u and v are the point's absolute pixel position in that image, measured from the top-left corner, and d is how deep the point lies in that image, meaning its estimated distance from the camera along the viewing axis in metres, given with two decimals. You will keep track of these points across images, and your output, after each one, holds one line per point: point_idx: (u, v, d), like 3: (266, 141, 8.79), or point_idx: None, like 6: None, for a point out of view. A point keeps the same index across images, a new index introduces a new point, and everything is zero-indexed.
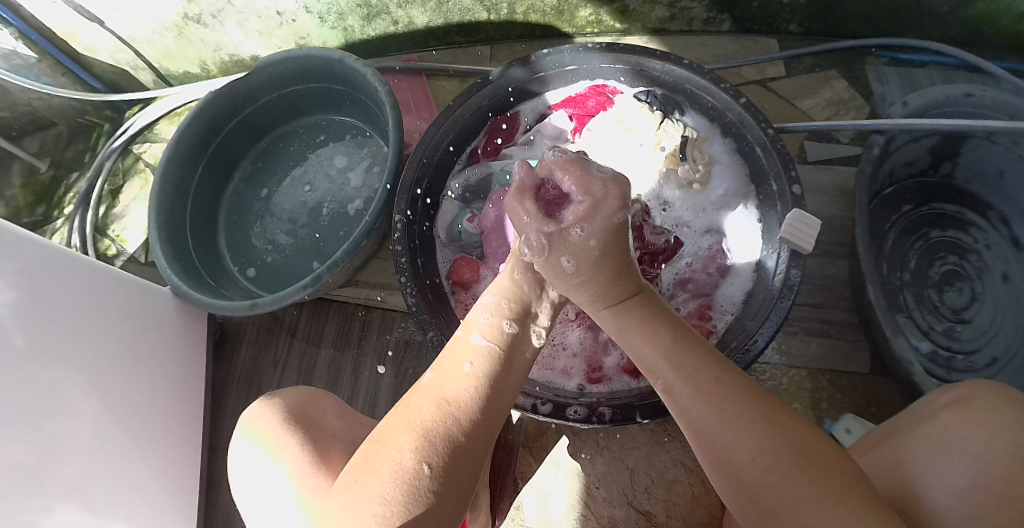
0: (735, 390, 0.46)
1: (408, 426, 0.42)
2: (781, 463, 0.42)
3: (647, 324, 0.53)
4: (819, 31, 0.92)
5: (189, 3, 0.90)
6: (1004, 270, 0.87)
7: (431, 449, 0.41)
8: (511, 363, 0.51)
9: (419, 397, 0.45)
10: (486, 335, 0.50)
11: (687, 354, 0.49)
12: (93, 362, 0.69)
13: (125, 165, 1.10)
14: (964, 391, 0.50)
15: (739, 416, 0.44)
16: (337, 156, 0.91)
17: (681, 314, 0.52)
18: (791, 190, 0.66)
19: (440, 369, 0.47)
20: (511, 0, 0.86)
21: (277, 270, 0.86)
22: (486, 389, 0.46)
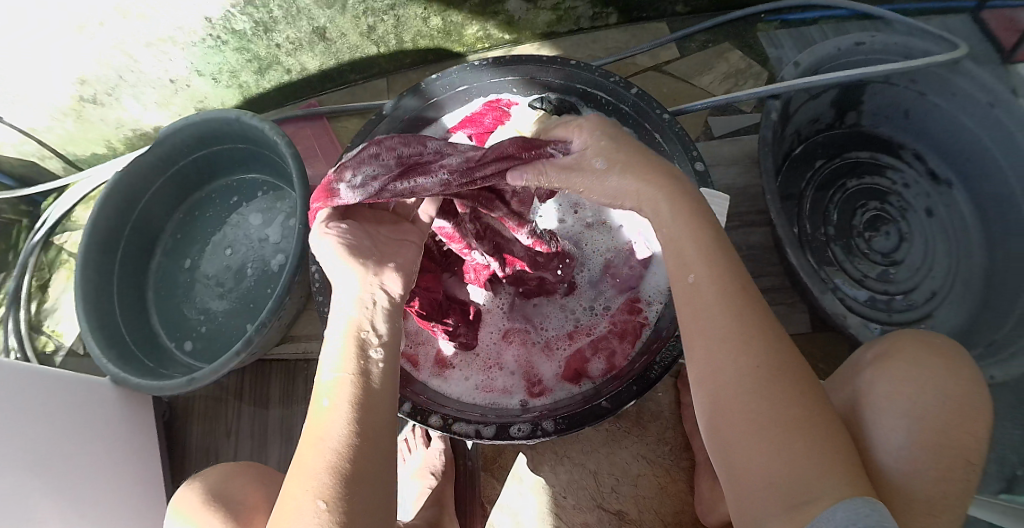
0: (755, 329, 0.41)
1: (298, 474, 0.38)
2: (773, 406, 0.38)
3: (684, 248, 0.46)
4: (705, 8, 0.94)
5: (82, 85, 0.88)
6: (927, 205, 0.90)
7: (324, 484, 0.37)
8: (376, 381, 0.43)
9: (300, 444, 0.40)
10: (341, 363, 0.44)
11: (717, 289, 0.43)
12: (42, 464, 0.66)
13: (48, 257, 1.07)
14: (892, 344, 0.52)
15: (745, 364, 0.40)
16: (254, 214, 0.90)
17: (710, 261, 0.44)
18: (696, 167, 0.68)
19: (312, 410, 0.42)
20: (397, 30, 0.86)
21: (213, 339, 0.85)
22: (355, 417, 0.40)
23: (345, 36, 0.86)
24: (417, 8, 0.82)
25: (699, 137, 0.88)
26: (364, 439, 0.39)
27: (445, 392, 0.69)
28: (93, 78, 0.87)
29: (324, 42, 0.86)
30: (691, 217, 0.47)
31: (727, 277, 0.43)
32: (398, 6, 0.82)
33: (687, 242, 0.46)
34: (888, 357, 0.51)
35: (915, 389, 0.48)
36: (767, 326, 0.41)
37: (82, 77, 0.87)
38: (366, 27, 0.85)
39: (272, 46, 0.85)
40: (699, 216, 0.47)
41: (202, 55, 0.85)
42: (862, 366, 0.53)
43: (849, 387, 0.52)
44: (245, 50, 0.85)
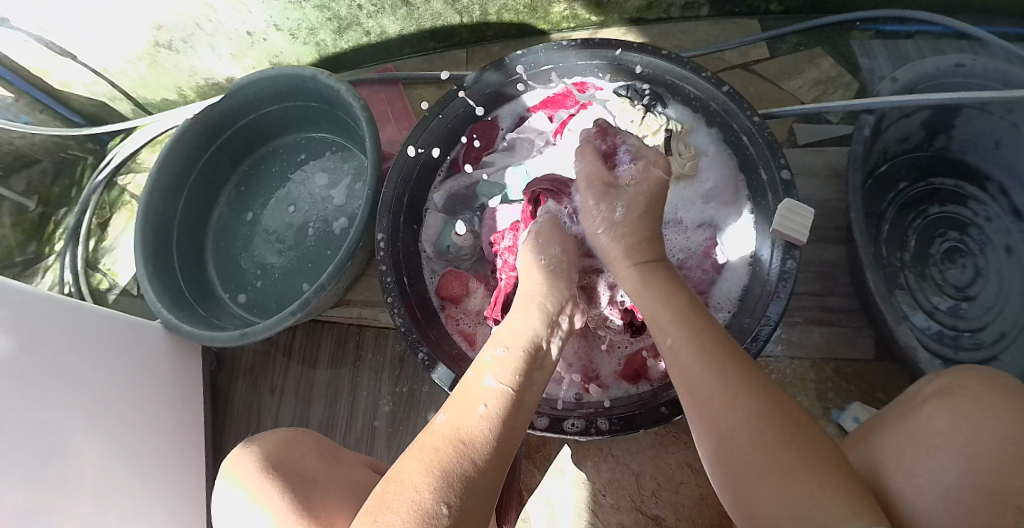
0: (730, 378, 0.43)
1: (420, 457, 0.41)
2: (763, 428, 0.39)
3: (656, 314, 0.52)
4: (801, 8, 0.89)
5: (158, 31, 0.89)
6: (1007, 242, 0.85)
7: (450, 489, 0.39)
8: (521, 403, 0.49)
9: (431, 435, 0.44)
10: (499, 376, 0.49)
11: (697, 341, 0.47)
12: (88, 402, 0.68)
13: (111, 197, 1.09)
14: (954, 381, 0.47)
15: (740, 402, 0.41)
16: (318, 173, 0.90)
17: (686, 324, 0.49)
18: (781, 176, 0.64)
19: (453, 408, 0.46)
20: (482, 2, 0.84)
21: (268, 294, 0.85)
22: (499, 429, 0.45)
23: (428, 2, 0.84)
24: None
25: (783, 142, 0.85)
26: (491, 449, 0.43)
27: None
28: (169, 25, 0.88)
29: (407, 7, 0.85)
30: (668, 288, 0.53)
31: (704, 336, 0.47)
32: None
33: (665, 317, 0.51)
34: (950, 390, 0.46)
35: (972, 429, 0.43)
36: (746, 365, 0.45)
37: (158, 23, 0.87)
38: None
39: (353, 6, 0.84)
40: (701, 315, 0.49)
41: (281, 10, 0.85)
42: (923, 398, 0.49)
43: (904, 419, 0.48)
44: (325, 8, 0.84)
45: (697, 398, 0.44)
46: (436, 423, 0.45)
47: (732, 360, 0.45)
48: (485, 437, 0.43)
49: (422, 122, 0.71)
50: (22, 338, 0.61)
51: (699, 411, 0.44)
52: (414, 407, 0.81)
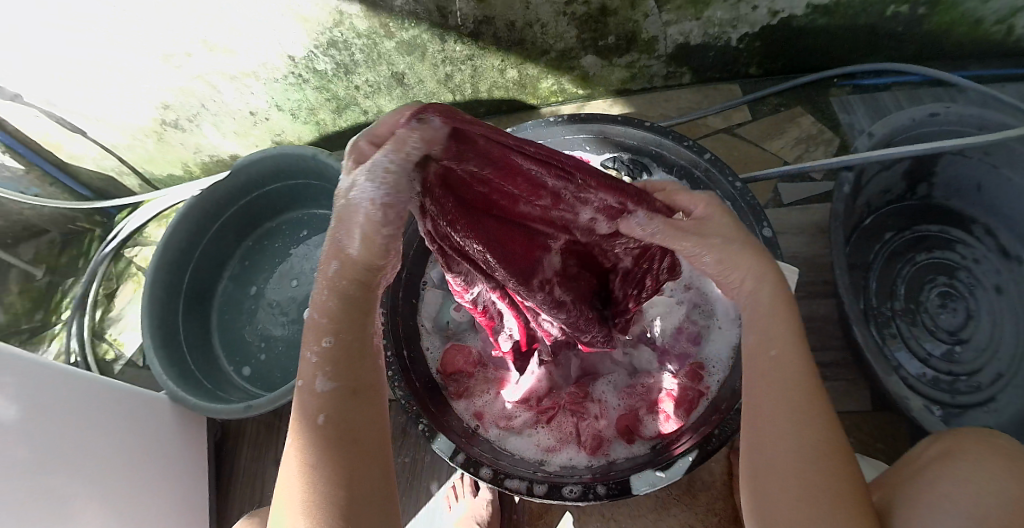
0: (813, 418, 0.42)
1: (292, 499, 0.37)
2: (822, 493, 0.39)
3: (762, 350, 0.46)
4: (779, 70, 0.95)
5: (165, 110, 0.93)
6: (997, 282, 0.87)
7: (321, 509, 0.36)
8: (369, 379, 0.42)
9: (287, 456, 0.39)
10: (325, 377, 0.40)
11: (787, 398, 0.43)
12: (92, 468, 0.68)
13: (118, 269, 1.12)
14: (954, 444, 0.48)
15: (813, 466, 0.40)
16: (321, 248, 0.93)
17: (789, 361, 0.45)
18: (763, 233, 0.67)
19: (293, 427, 0.40)
20: (473, 80, 0.89)
21: (272, 366, 0.87)
22: (351, 420, 0.39)
23: (423, 82, 0.89)
24: (494, 60, 0.85)
25: (768, 202, 0.89)
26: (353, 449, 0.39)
27: (505, 446, 0.70)
28: (176, 104, 0.92)
29: (401, 87, 0.90)
30: (794, 341, 0.46)
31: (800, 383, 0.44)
32: (478, 57, 0.85)
33: (769, 327, 0.47)
34: (953, 452, 0.47)
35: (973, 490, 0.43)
36: (815, 403, 0.43)
37: (164, 102, 0.91)
38: (444, 75, 0.88)
39: (351, 88, 0.89)
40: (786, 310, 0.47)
41: (282, 91, 0.89)
42: (922, 464, 0.49)
43: (909, 482, 0.47)
44: (324, 89, 0.89)
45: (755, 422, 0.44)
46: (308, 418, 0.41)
47: (809, 397, 0.43)
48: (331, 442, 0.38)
49: (412, 219, 0.75)
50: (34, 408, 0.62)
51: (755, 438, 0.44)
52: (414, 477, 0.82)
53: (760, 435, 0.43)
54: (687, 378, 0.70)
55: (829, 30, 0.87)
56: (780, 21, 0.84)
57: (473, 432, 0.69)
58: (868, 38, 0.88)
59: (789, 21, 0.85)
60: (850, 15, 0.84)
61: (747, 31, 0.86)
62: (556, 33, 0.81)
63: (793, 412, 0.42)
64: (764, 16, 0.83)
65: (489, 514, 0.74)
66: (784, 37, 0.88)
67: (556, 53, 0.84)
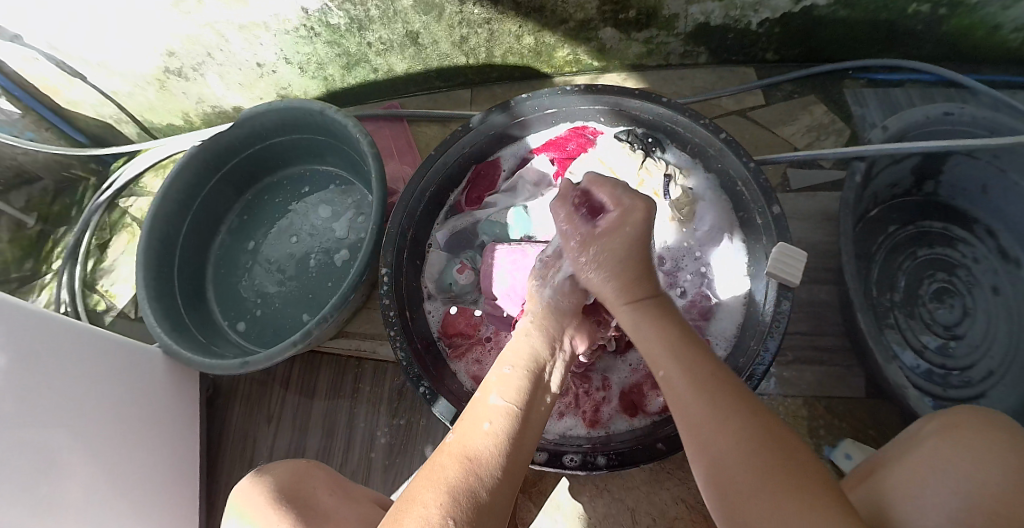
0: (738, 413, 0.43)
1: (431, 477, 0.43)
2: (755, 451, 0.40)
3: (656, 355, 0.50)
4: (795, 58, 0.95)
5: (170, 58, 0.91)
6: (994, 282, 0.88)
7: (455, 505, 0.40)
8: (529, 426, 0.50)
9: (442, 455, 0.45)
10: (502, 394, 0.50)
11: (689, 373, 0.47)
12: (76, 420, 0.66)
13: (111, 218, 1.10)
14: (956, 419, 0.48)
15: (749, 420, 0.42)
16: (322, 205, 0.91)
17: (679, 357, 0.49)
18: (772, 211, 0.66)
19: (462, 427, 0.48)
20: (488, 44, 0.88)
21: (267, 321, 0.86)
22: (506, 446, 0.46)
23: (437, 43, 0.88)
24: (512, 25, 0.84)
25: (776, 187, 0.89)
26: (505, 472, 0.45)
27: None
28: (181, 52, 0.90)
29: (415, 46, 0.88)
30: (659, 326, 0.52)
31: (696, 367, 0.47)
32: (495, 21, 0.83)
33: (660, 349, 0.50)
34: (953, 429, 0.47)
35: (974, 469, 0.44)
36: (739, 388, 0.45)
37: (170, 50, 0.89)
38: (459, 37, 0.86)
39: (363, 44, 0.88)
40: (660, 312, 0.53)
41: (293, 44, 0.88)
42: (922, 436, 0.49)
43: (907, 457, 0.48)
44: (336, 44, 0.88)
45: (686, 420, 0.45)
46: (463, 418, 0.49)
47: (723, 389, 0.45)
48: (491, 454, 0.45)
49: (417, 177, 0.73)
50: (18, 356, 0.61)
51: (693, 444, 0.44)
52: (409, 439, 0.84)
53: (698, 442, 0.43)
54: None
55: (849, 22, 0.86)
56: (802, 9, 0.83)
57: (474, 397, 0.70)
58: (887, 32, 0.88)
59: (809, 10, 0.84)
60: (871, 10, 0.83)
61: (767, 16, 0.85)
62: (576, 2, 0.79)
63: (712, 408, 0.44)
64: (785, 1, 0.82)
65: None
66: (803, 24, 0.87)
67: (574, 23, 0.83)
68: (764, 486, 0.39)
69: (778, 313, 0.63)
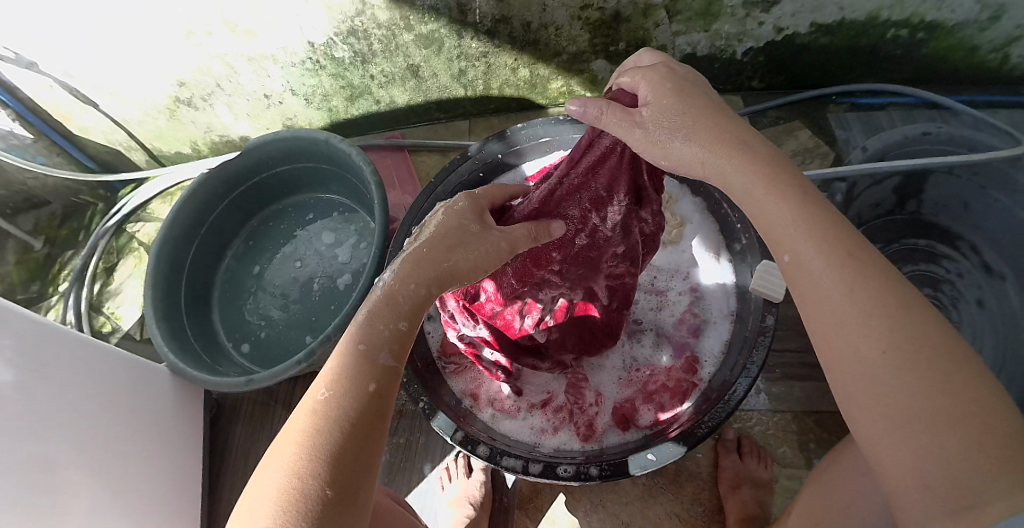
0: (884, 312, 0.39)
1: (296, 442, 0.41)
2: (916, 394, 0.36)
3: (773, 227, 0.46)
4: (780, 85, 0.99)
5: (180, 87, 0.94)
6: (979, 297, 0.91)
7: (308, 465, 0.39)
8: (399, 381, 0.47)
9: (301, 414, 0.43)
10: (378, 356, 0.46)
11: (831, 255, 0.41)
12: (82, 436, 0.69)
13: (118, 243, 1.12)
14: None
15: (928, 364, 0.36)
16: (325, 232, 0.95)
17: (816, 235, 0.43)
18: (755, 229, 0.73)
19: (329, 384, 0.44)
20: (486, 77, 0.92)
21: (271, 344, 0.89)
22: (374, 407, 0.43)
23: (436, 76, 0.91)
24: (508, 58, 0.88)
25: None
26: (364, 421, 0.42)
27: (500, 428, 0.73)
28: (191, 82, 0.93)
29: (416, 79, 0.92)
30: (799, 205, 0.45)
31: (837, 250, 0.42)
32: (492, 55, 0.87)
33: (794, 231, 0.44)
34: None
35: None
36: (904, 312, 0.38)
37: (180, 80, 0.93)
38: (458, 70, 0.90)
39: (366, 77, 0.91)
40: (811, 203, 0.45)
41: (298, 76, 0.91)
42: None
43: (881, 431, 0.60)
44: (340, 77, 0.92)
45: (825, 334, 0.41)
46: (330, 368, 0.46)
47: (870, 277, 0.40)
48: (353, 414, 0.42)
49: (420, 201, 0.76)
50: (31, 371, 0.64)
51: (827, 356, 0.41)
52: (411, 456, 0.86)
53: (836, 369, 0.40)
54: (681, 370, 0.75)
55: (830, 49, 0.91)
56: (784, 38, 0.88)
57: (470, 413, 0.73)
58: (867, 59, 0.92)
59: (793, 40, 0.89)
60: (851, 37, 0.88)
61: (752, 45, 0.89)
62: (569, 36, 0.83)
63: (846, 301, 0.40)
64: (769, 31, 0.86)
65: (481, 494, 0.78)
66: (787, 53, 0.91)
67: (567, 56, 0.87)
68: (910, 403, 0.36)
69: (765, 315, 0.67)
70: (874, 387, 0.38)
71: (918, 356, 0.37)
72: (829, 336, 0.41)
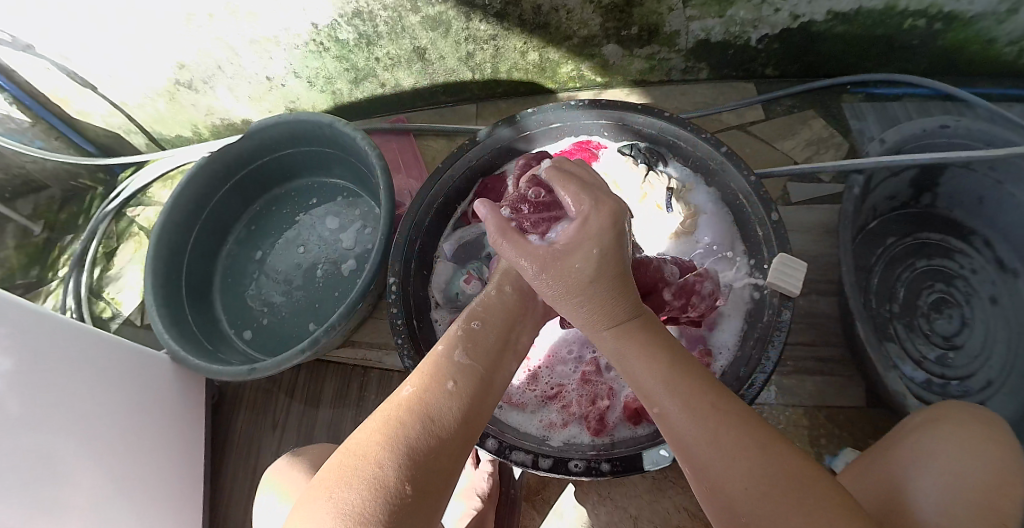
0: (729, 415, 0.46)
1: (379, 431, 0.45)
2: (781, 481, 0.42)
3: (625, 347, 0.53)
4: (795, 74, 0.97)
5: (180, 70, 0.92)
6: (992, 293, 0.90)
7: (412, 467, 0.42)
8: (491, 385, 0.52)
9: (400, 408, 0.47)
10: (468, 354, 0.52)
11: (679, 397, 0.48)
12: (85, 426, 0.68)
13: (118, 228, 1.10)
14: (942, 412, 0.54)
15: (778, 475, 0.42)
16: (329, 217, 0.93)
17: (648, 355, 0.51)
18: (771, 218, 0.68)
19: (425, 381, 0.49)
20: (494, 60, 0.90)
21: (274, 331, 0.87)
22: (468, 406, 0.48)
23: (443, 59, 0.89)
24: (517, 41, 0.85)
25: (776, 200, 0.91)
26: (460, 438, 0.47)
27: (510, 421, 0.72)
28: (192, 65, 0.91)
29: (422, 62, 0.90)
30: (642, 325, 0.54)
31: (672, 369, 0.50)
32: (500, 37, 0.85)
33: (632, 350, 0.52)
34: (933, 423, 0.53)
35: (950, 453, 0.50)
36: (735, 410, 0.47)
37: (180, 62, 0.91)
38: (465, 53, 0.88)
39: (371, 59, 0.89)
40: (653, 337, 0.53)
41: (302, 58, 0.89)
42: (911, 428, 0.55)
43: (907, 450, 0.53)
44: (345, 59, 0.89)
45: (679, 428, 0.47)
46: (421, 372, 0.50)
47: (709, 396, 0.48)
48: (451, 417, 0.47)
49: (427, 190, 0.74)
50: (31, 362, 0.62)
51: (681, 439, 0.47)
52: None
53: (687, 441, 0.46)
54: None
55: (847, 38, 0.88)
56: (800, 26, 0.85)
57: None
58: (884, 48, 0.89)
59: (808, 27, 0.86)
60: (869, 25, 0.85)
61: (767, 32, 0.87)
62: (580, 19, 0.81)
63: (692, 407, 0.47)
64: (785, 18, 0.83)
65: (489, 486, 0.77)
66: (804, 40, 0.89)
67: (578, 39, 0.85)
68: (767, 503, 0.41)
69: (781, 316, 0.65)
70: (726, 490, 0.43)
71: (755, 454, 0.43)
72: (687, 457, 0.46)
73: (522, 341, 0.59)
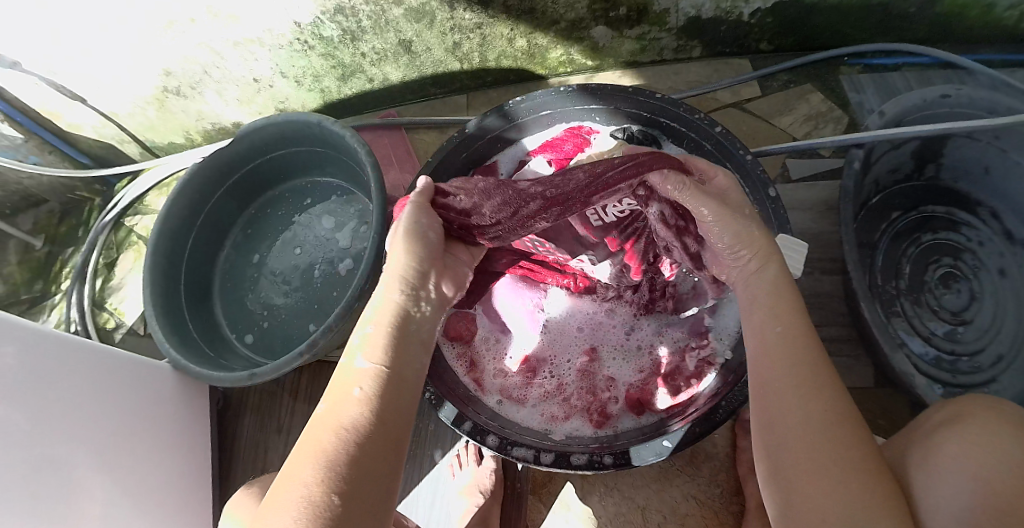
0: (817, 384, 0.45)
1: (302, 455, 0.41)
2: (843, 474, 0.40)
3: (779, 313, 0.51)
4: (790, 47, 0.94)
5: (168, 77, 0.92)
6: (1001, 266, 0.88)
7: (335, 477, 0.40)
8: (405, 377, 0.48)
9: (315, 428, 0.43)
10: (372, 356, 0.48)
11: (777, 359, 0.47)
12: (96, 439, 0.68)
13: (118, 237, 1.11)
14: (966, 409, 0.50)
15: (837, 450, 0.41)
16: (324, 216, 0.92)
17: (782, 333, 0.49)
18: (768, 194, 0.67)
19: (333, 397, 0.45)
20: (482, 49, 0.88)
21: (275, 334, 0.87)
22: (380, 410, 0.45)
23: (430, 50, 0.88)
24: (503, 28, 0.84)
25: (776, 177, 0.89)
26: (383, 439, 0.43)
27: (512, 416, 0.71)
28: (179, 71, 0.91)
29: (409, 54, 0.89)
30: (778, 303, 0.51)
31: (786, 346, 0.48)
32: (486, 26, 0.84)
33: (766, 321, 0.50)
34: (959, 421, 0.50)
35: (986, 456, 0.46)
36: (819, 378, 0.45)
37: (167, 69, 0.90)
38: (452, 43, 0.87)
39: (357, 54, 0.88)
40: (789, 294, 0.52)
41: (287, 57, 0.88)
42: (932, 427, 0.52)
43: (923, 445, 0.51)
44: (330, 56, 0.89)
45: (764, 397, 0.47)
46: (331, 382, 0.47)
47: (817, 376, 0.45)
48: (361, 421, 0.43)
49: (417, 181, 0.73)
50: (38, 381, 0.62)
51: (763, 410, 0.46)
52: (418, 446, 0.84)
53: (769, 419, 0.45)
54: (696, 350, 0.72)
55: (842, 8, 0.85)
56: None
57: (478, 401, 0.70)
58: (880, 18, 0.87)
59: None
60: None
61: (759, 6, 0.84)
62: (566, 3, 0.79)
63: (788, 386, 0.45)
64: None
65: (492, 482, 0.76)
66: (797, 13, 0.86)
67: (565, 23, 0.83)
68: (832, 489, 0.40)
69: None
70: (793, 459, 0.42)
71: (839, 435, 0.42)
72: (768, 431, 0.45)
73: (426, 328, 0.53)
